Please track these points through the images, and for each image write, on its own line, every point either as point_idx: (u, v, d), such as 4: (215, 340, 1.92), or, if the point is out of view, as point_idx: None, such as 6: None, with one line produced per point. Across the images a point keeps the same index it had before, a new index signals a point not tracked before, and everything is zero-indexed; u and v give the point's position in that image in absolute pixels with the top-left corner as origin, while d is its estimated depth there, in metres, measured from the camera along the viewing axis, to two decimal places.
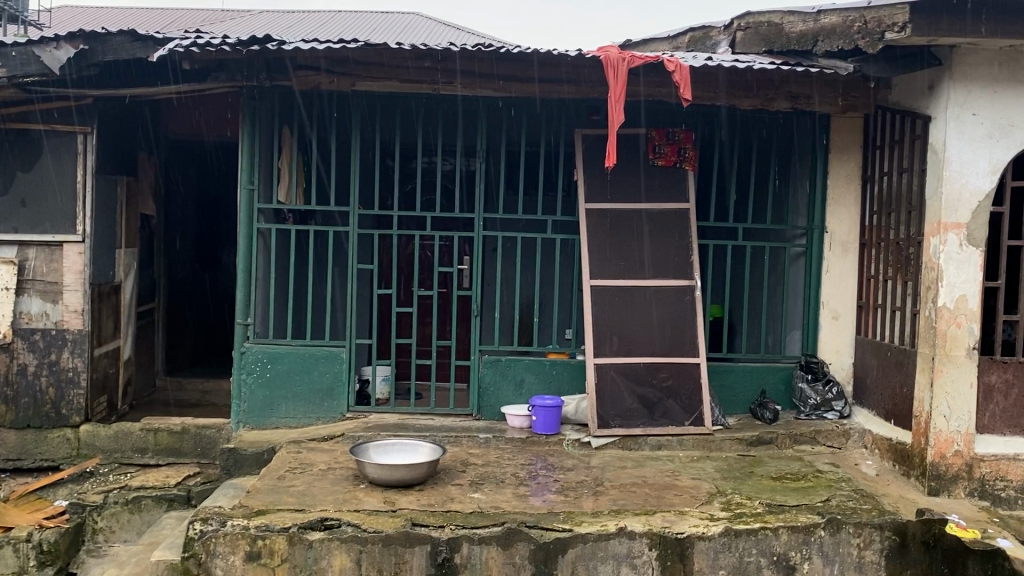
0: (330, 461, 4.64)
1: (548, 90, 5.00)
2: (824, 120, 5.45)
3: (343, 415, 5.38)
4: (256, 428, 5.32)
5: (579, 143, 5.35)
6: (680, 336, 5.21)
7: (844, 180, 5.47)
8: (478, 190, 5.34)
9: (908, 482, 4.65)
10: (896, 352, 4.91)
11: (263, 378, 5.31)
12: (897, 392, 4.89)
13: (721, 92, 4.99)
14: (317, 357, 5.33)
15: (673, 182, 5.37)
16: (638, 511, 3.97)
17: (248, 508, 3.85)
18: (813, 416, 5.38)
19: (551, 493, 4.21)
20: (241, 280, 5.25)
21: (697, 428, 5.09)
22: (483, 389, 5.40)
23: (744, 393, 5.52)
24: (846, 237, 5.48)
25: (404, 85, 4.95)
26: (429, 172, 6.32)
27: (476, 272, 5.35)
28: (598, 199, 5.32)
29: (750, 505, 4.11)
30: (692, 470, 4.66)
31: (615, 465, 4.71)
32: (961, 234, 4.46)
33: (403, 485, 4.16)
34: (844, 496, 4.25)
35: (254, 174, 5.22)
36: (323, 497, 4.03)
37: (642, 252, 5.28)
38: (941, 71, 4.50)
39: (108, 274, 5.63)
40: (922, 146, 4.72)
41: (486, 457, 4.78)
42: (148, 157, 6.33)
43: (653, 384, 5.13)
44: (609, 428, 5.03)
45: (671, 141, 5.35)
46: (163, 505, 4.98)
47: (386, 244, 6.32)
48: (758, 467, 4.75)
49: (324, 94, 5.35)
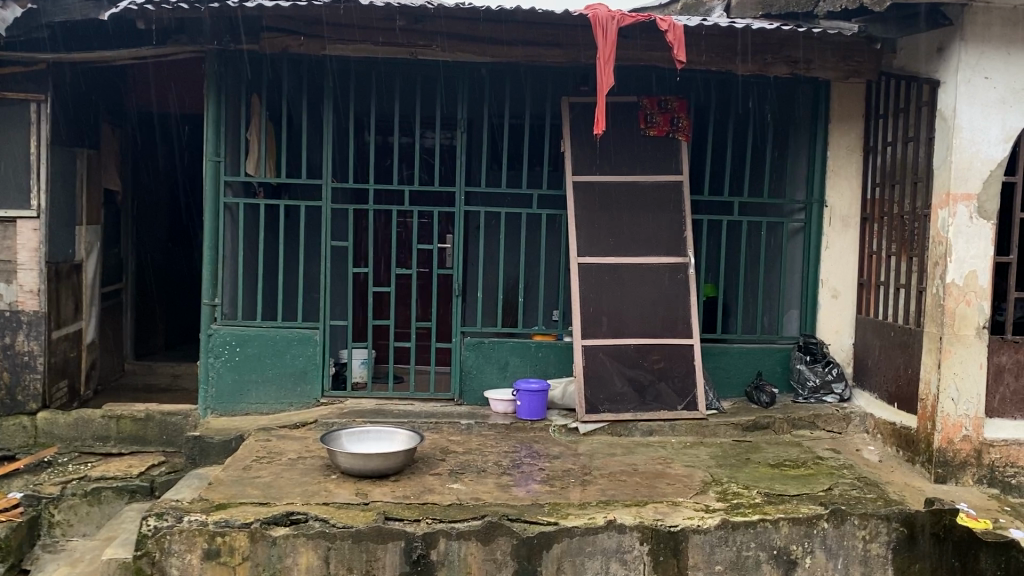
0: (301, 450, 4.35)
1: (532, 55, 4.70)
2: (824, 87, 5.17)
3: (316, 400, 5.09)
4: (224, 415, 5.03)
5: (565, 111, 5.03)
6: (673, 315, 4.94)
7: (844, 151, 5.18)
8: (458, 162, 5.04)
9: (914, 469, 4.39)
10: (900, 332, 4.65)
11: (232, 361, 5.01)
12: (900, 374, 4.64)
13: (716, 57, 4.67)
14: (289, 340, 5.04)
15: (665, 152, 5.07)
16: (629, 503, 3.70)
17: (208, 502, 3.57)
18: (811, 399, 5.12)
19: (536, 483, 3.94)
20: (208, 258, 4.96)
21: (690, 413, 4.82)
22: (465, 372, 5.11)
23: (740, 375, 5.26)
24: (847, 211, 5.21)
25: (378, 48, 4.64)
26: (409, 146, 6.02)
27: (457, 249, 5.05)
28: (586, 171, 5.02)
29: (748, 495, 3.85)
30: (685, 458, 4.40)
31: (604, 452, 4.44)
32: (972, 205, 4.19)
33: (377, 476, 3.89)
34: (847, 485, 4.00)
35: (221, 145, 4.92)
36: (290, 490, 3.75)
37: (633, 227, 5.00)
38: (951, 31, 4.20)
39: (68, 253, 5.32)
40: (929, 113, 4.45)
41: (468, 444, 4.50)
42: (113, 129, 6.02)
43: (645, 367, 4.86)
44: (598, 413, 4.76)
45: (663, 110, 5.06)
46: (124, 497, 4.70)
47: (363, 221, 6.02)
48: (755, 453, 4.50)
49: (295, 59, 5.02)
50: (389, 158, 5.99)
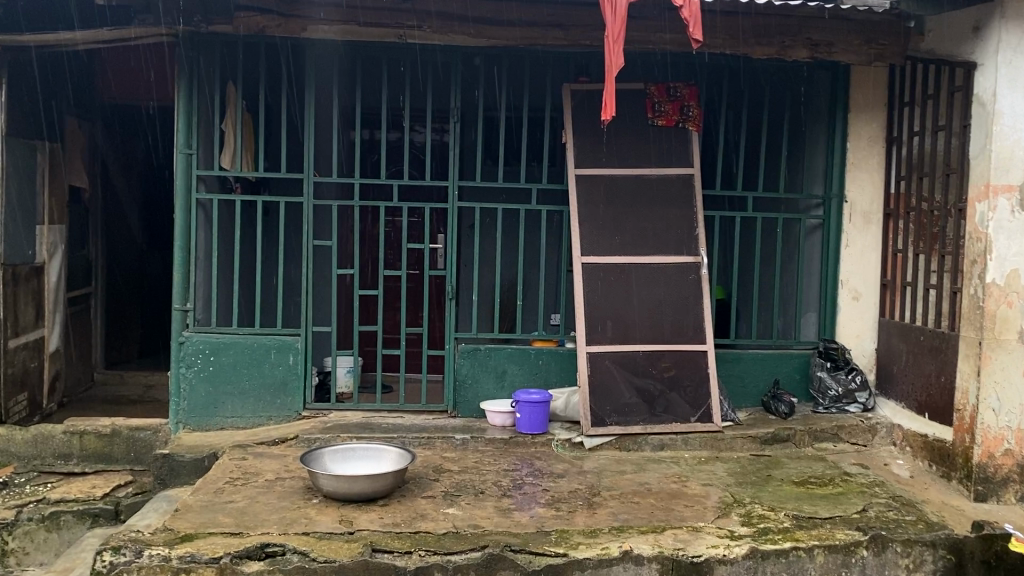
0: (279, 469, 3.95)
1: (531, 37, 4.33)
2: (843, 71, 4.81)
3: (298, 414, 4.69)
4: (197, 430, 4.63)
5: (567, 99, 4.65)
6: (683, 319, 4.56)
7: (865, 143, 4.82)
8: (451, 155, 4.63)
9: (950, 485, 4.03)
10: (931, 337, 4.30)
11: (205, 371, 4.61)
12: (932, 381, 4.29)
13: (731, 39, 4.32)
14: (267, 349, 4.63)
15: (675, 143, 4.70)
16: (644, 529, 3.32)
17: (173, 533, 3.18)
18: (833, 409, 4.76)
19: (540, 506, 3.55)
20: (179, 259, 4.55)
21: (705, 426, 4.44)
22: (458, 382, 4.71)
23: (756, 384, 4.88)
24: (868, 207, 4.85)
25: (363, 29, 4.26)
26: (398, 142, 5.64)
27: (449, 248, 4.63)
28: (590, 164, 4.64)
29: (775, 518, 3.47)
30: (701, 475, 4.03)
31: (613, 470, 4.06)
32: (1014, 197, 3.84)
33: (364, 500, 3.50)
34: (882, 506, 3.64)
35: (193, 136, 4.52)
36: (265, 517, 3.35)
37: (640, 224, 4.62)
38: (990, 8, 3.85)
39: (27, 254, 4.90)
40: (963, 99, 4.11)
41: (463, 462, 4.11)
42: (79, 123, 5.62)
43: (654, 376, 4.49)
44: (604, 425, 4.38)
45: (672, 98, 4.69)
46: (87, 521, 4.23)
47: (348, 220, 5.62)
48: (776, 469, 4.14)
49: (273, 42, 4.62)
50: (376, 154, 5.61)
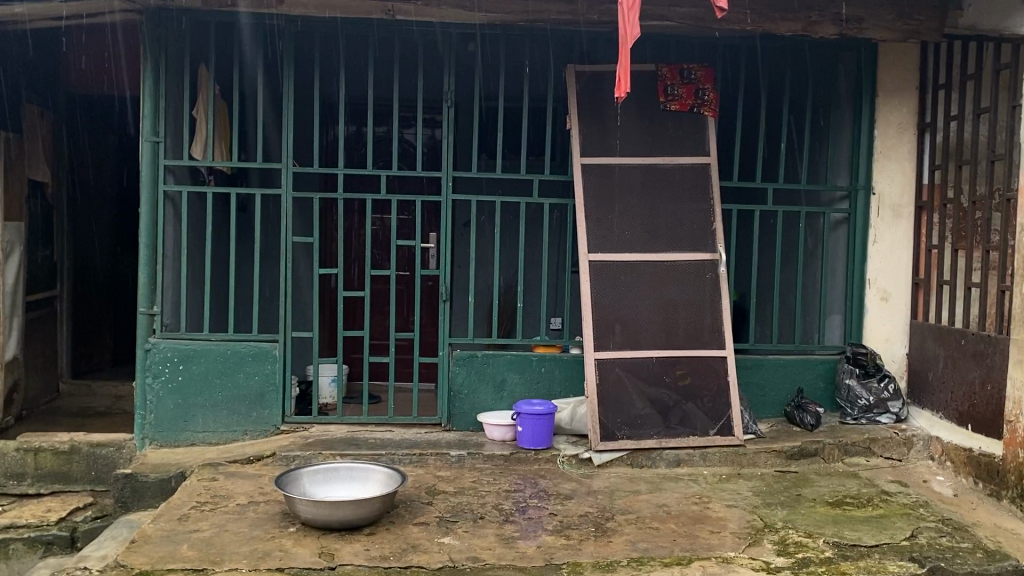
0: (253, 492, 3.52)
1: (533, 12, 3.92)
2: (869, 52, 4.43)
3: (276, 428, 4.26)
4: (165, 446, 4.19)
5: (571, 82, 4.25)
6: (699, 323, 4.15)
7: (895, 130, 4.44)
8: (445, 144, 4.20)
9: (999, 505, 3.63)
10: (974, 340, 3.90)
11: (173, 382, 4.17)
12: (976, 390, 3.90)
13: (753, 15, 3.94)
14: (242, 356, 4.20)
15: (688, 131, 4.30)
16: (668, 561, 2.92)
17: (125, 571, 2.75)
18: (862, 420, 4.35)
19: (547, 533, 3.14)
20: (144, 257, 4.11)
21: (725, 439, 4.03)
22: (454, 393, 4.29)
23: (778, 393, 4.47)
24: (898, 200, 4.45)
25: (347, 4, 3.84)
26: (387, 135, 5.22)
27: (444, 245, 4.19)
28: (597, 153, 4.24)
29: (814, 547, 3.06)
30: (724, 495, 3.62)
31: (626, 490, 3.65)
32: None
33: (348, 529, 3.08)
34: (932, 531, 3.23)
35: (160, 123, 4.08)
36: (234, 549, 2.92)
37: (653, 217, 4.21)
38: None
39: None
40: (1012, 78, 3.72)
41: (459, 482, 3.69)
42: (41, 112, 5.20)
43: (668, 384, 4.07)
44: (615, 440, 3.96)
45: (685, 80, 4.30)
46: (38, 550, 3.79)
47: (332, 218, 5.20)
48: (806, 488, 3.73)
49: (248, 22, 4.18)
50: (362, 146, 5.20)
